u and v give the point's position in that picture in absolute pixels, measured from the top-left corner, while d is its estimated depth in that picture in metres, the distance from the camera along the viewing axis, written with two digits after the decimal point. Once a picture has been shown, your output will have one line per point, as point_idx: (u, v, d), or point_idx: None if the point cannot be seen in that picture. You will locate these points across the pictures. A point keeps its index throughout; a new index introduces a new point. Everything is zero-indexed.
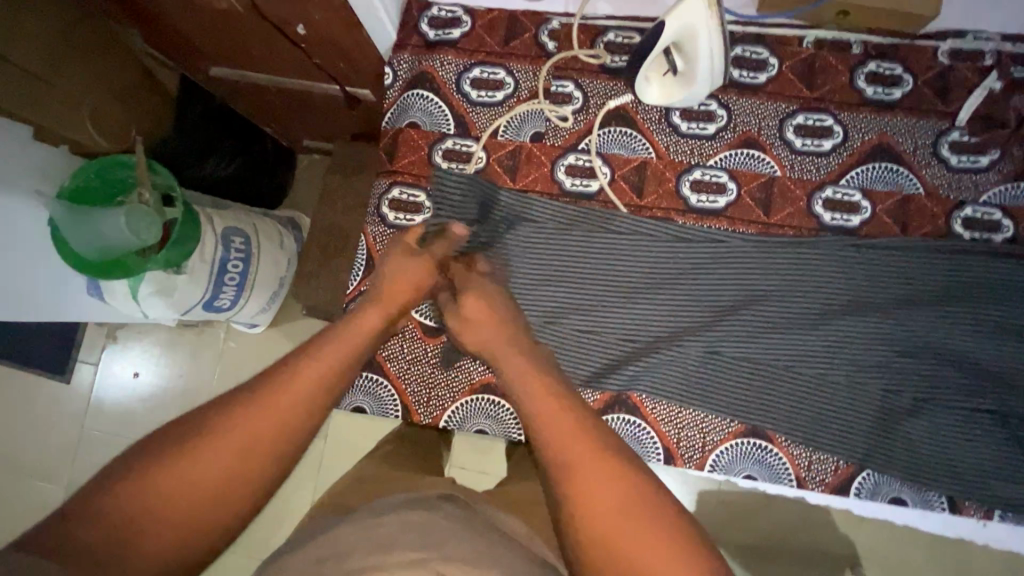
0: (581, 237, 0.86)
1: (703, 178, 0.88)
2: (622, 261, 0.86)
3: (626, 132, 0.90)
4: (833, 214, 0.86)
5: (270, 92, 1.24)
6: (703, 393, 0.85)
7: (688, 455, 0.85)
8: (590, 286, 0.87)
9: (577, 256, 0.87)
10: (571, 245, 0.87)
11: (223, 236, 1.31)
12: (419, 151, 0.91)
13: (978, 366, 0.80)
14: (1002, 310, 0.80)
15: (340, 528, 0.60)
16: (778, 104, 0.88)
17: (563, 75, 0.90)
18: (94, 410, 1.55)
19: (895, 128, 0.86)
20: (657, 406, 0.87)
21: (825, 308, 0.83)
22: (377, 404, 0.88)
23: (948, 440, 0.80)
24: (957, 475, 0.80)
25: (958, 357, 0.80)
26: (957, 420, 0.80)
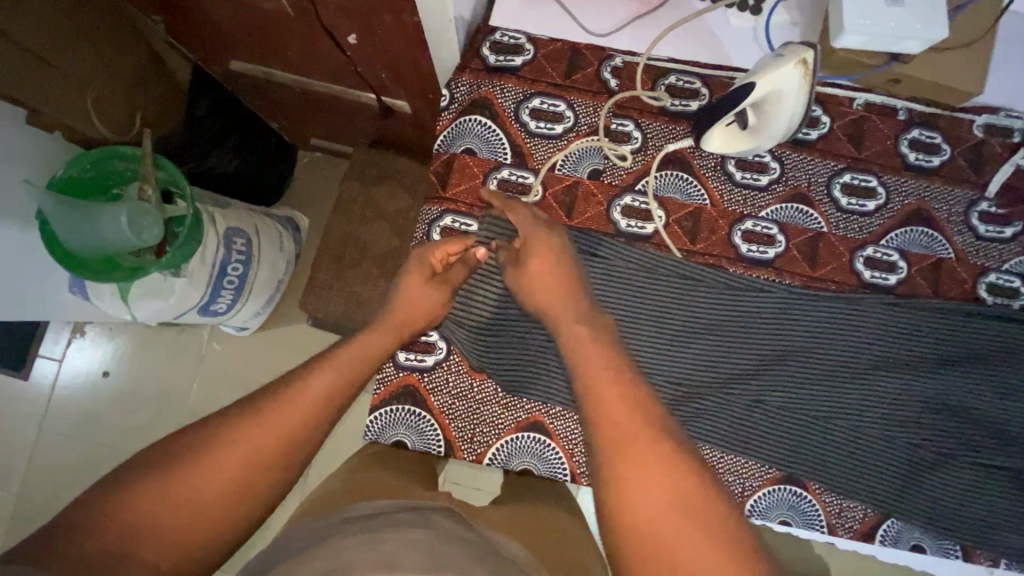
0: (639, 281, 0.86)
1: (754, 229, 0.89)
2: (676, 307, 0.87)
3: (682, 176, 0.90)
4: (872, 271, 0.90)
5: (296, 93, 1.18)
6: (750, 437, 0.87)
7: None
8: (643, 330, 0.87)
9: (633, 300, 0.86)
10: (628, 287, 0.86)
11: (226, 237, 1.22)
12: (474, 180, 0.89)
13: (995, 425, 0.86)
14: (1018, 375, 0.86)
15: None
16: (827, 162, 0.91)
17: (624, 114, 0.90)
18: (56, 411, 1.42)
19: (932, 195, 0.91)
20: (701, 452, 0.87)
21: (864, 363, 0.87)
22: (419, 437, 0.86)
23: (966, 492, 0.85)
24: (972, 526, 0.85)
25: (976, 416, 0.86)
26: (975, 475, 0.86)
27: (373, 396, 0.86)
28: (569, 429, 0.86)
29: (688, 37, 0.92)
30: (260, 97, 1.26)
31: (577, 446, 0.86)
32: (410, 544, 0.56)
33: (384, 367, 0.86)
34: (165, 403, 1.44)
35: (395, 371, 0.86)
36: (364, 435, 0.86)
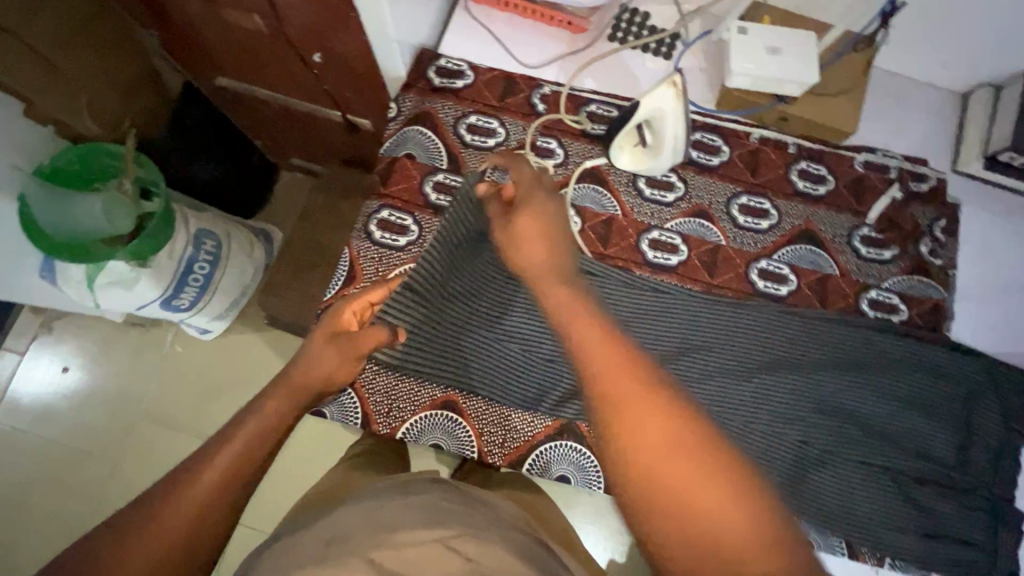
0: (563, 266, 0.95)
1: (660, 238, 1.00)
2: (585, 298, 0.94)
3: (597, 189, 1.01)
4: (765, 282, 0.99)
5: (275, 110, 1.32)
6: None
7: None
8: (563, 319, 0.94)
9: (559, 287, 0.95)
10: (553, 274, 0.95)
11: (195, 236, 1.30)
12: (411, 181, 1.00)
13: (876, 429, 0.92)
14: (894, 381, 0.94)
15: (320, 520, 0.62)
16: (726, 185, 1.03)
17: (548, 134, 1.03)
18: (10, 403, 1.44)
19: (818, 218, 1.02)
20: None
21: (754, 364, 0.95)
22: (338, 409, 0.92)
23: (851, 489, 0.91)
24: (857, 524, 0.90)
25: (860, 418, 0.93)
26: (858, 473, 0.91)
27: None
28: (480, 409, 0.93)
29: (606, 75, 1.07)
30: (244, 113, 1.40)
31: (487, 425, 0.92)
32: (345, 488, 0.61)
33: None
34: (119, 399, 1.47)
35: None
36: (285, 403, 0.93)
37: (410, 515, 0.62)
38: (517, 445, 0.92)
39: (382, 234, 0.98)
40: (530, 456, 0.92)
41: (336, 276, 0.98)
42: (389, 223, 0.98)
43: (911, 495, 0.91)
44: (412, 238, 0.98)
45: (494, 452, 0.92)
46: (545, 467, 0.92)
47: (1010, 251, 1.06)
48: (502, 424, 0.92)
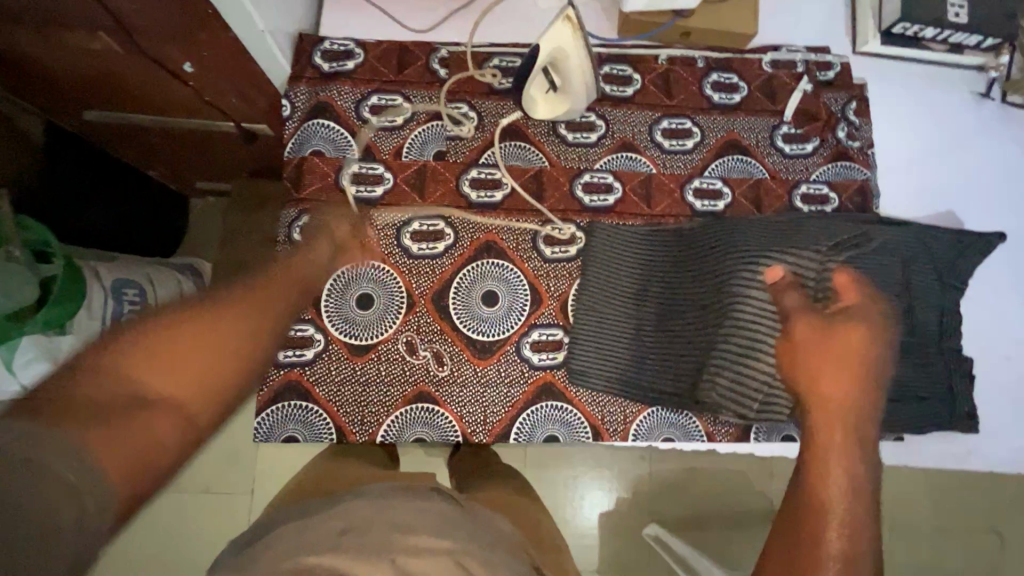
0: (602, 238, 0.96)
1: (592, 180, 0.98)
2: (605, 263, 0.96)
3: (519, 145, 0.98)
4: (702, 201, 1.00)
5: (161, 135, 1.20)
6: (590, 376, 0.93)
7: (612, 430, 0.92)
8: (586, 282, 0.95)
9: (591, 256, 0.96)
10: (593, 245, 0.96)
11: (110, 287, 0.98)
12: (325, 178, 0.94)
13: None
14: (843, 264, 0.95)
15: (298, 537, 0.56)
16: (646, 113, 1.01)
17: (457, 98, 0.98)
18: None
19: (740, 127, 1.02)
20: (583, 390, 0.93)
21: None
22: (310, 430, 0.88)
23: None
24: None
25: None
26: None
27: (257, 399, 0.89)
28: (454, 393, 0.91)
29: (500, 23, 1.02)
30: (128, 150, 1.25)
31: (465, 407, 0.91)
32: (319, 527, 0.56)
33: None
34: None
35: (275, 371, 0.89)
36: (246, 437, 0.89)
37: (427, 515, 0.60)
38: (499, 420, 0.91)
39: None
40: (512, 425, 0.91)
41: None
42: (313, 228, 0.92)
43: None
44: None
45: (477, 431, 0.91)
46: (531, 432, 0.91)
47: (916, 120, 1.10)
48: (480, 403, 0.91)
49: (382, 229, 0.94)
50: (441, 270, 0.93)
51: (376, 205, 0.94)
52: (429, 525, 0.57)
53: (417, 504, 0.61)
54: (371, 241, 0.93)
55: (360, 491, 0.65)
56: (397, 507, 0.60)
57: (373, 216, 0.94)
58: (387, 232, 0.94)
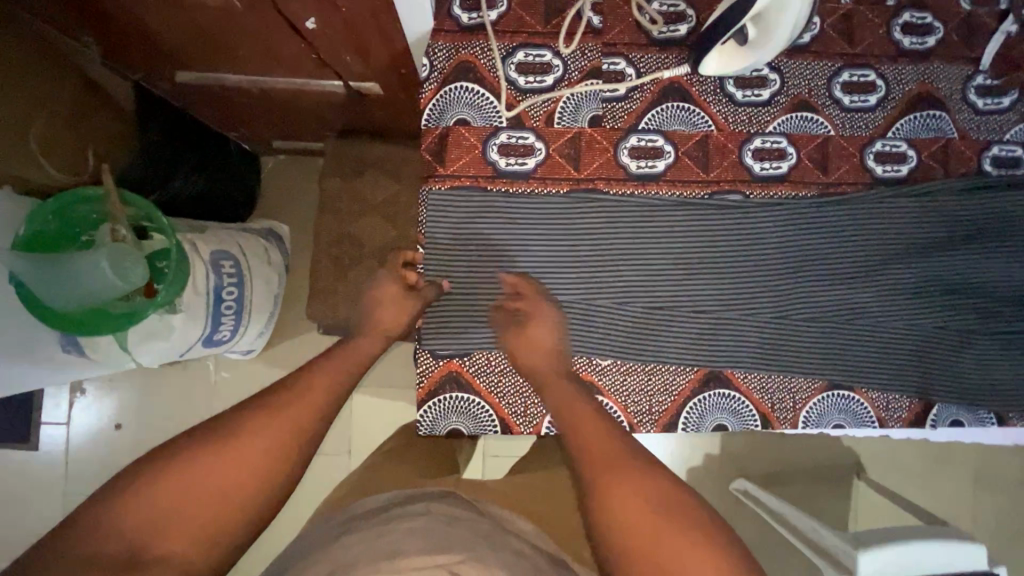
0: (652, 215, 0.87)
1: (765, 146, 0.88)
2: (660, 243, 0.87)
3: (685, 108, 0.87)
4: (884, 166, 0.89)
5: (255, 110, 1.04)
6: (682, 331, 0.87)
7: (781, 416, 0.89)
8: (661, 265, 0.87)
9: (656, 234, 0.87)
10: (644, 224, 0.87)
11: (214, 263, 0.96)
12: (472, 150, 0.86)
13: (1006, 298, 0.89)
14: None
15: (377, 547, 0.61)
16: (824, 63, 0.89)
17: (613, 52, 0.86)
18: (71, 473, 1.16)
19: (932, 77, 0.90)
20: (747, 376, 0.89)
21: (885, 257, 0.89)
22: (474, 422, 0.85)
23: (995, 360, 0.90)
24: (1003, 392, 0.90)
25: (1000, 290, 0.89)
26: (998, 344, 0.90)
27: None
28: (619, 382, 0.87)
29: None
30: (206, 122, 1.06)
31: (631, 396, 0.87)
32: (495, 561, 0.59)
33: (423, 360, 0.85)
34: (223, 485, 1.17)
35: (434, 362, 0.85)
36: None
37: (417, 541, 0.62)
38: (665, 411, 0.87)
39: (459, 221, 0.85)
40: (678, 415, 0.87)
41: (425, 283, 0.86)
42: (461, 206, 0.85)
43: None
44: (495, 217, 0.85)
45: (647, 421, 0.87)
46: (700, 423, 0.88)
47: None
48: (647, 393, 0.87)
49: (536, 204, 0.86)
50: (601, 248, 0.86)
51: (528, 179, 0.87)
52: (415, 547, 0.60)
53: (418, 519, 0.66)
54: (525, 218, 0.86)
55: (365, 503, 0.71)
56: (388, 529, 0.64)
57: (525, 192, 0.86)
58: (541, 208, 0.86)
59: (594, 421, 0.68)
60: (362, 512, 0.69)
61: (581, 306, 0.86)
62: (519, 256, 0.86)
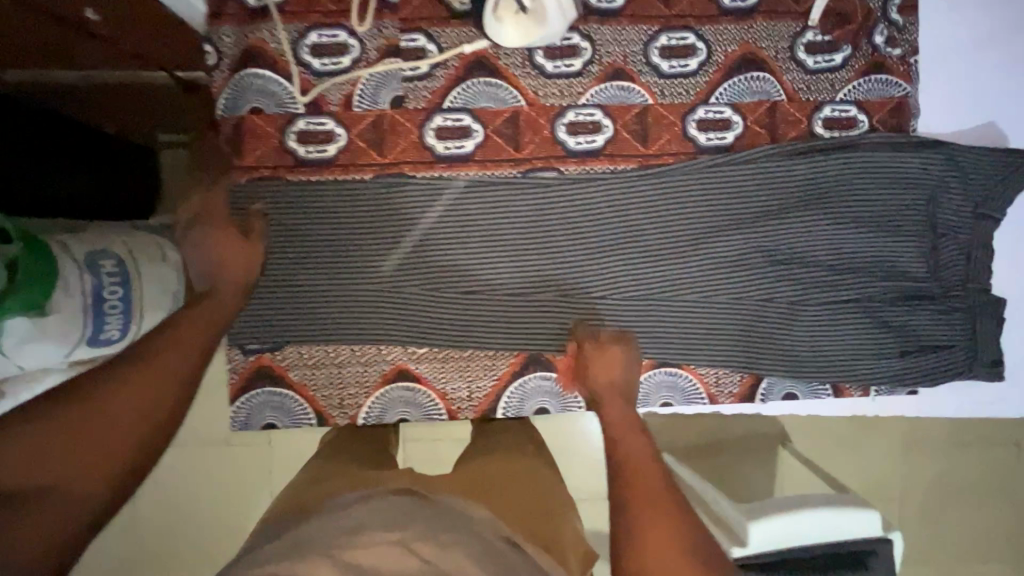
0: (477, 193, 0.84)
1: (577, 119, 0.86)
2: (484, 223, 0.84)
3: (489, 84, 0.86)
4: (706, 134, 0.87)
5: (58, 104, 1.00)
6: (490, 318, 0.86)
7: None
8: (482, 246, 0.85)
9: (479, 212, 0.84)
10: (471, 202, 0.84)
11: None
12: (269, 141, 0.86)
13: (840, 264, 0.86)
14: (855, 204, 0.85)
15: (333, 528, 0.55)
16: (640, 27, 0.86)
17: (410, 28, 0.85)
18: None
19: (756, 36, 0.87)
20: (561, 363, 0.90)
21: (707, 229, 0.85)
22: (288, 417, 0.90)
23: (826, 330, 0.87)
24: (837, 362, 0.88)
25: (830, 259, 0.85)
26: (830, 313, 0.87)
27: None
28: (436, 370, 0.90)
29: None
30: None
31: (447, 383, 0.90)
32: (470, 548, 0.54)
33: (235, 358, 0.88)
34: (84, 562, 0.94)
35: (246, 359, 0.88)
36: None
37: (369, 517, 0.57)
38: (483, 396, 0.90)
39: (254, 213, 0.83)
40: (489, 399, 0.90)
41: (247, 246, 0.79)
42: (258, 201, 0.84)
43: (888, 319, 0.87)
44: (298, 207, 0.84)
45: (462, 406, 0.90)
46: (519, 404, 0.91)
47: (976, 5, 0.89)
48: (464, 378, 0.90)
49: (342, 191, 0.84)
50: (415, 232, 0.84)
51: (332, 167, 0.86)
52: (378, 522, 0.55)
53: (377, 505, 0.60)
54: (332, 207, 0.84)
55: (330, 504, 0.63)
56: (342, 516, 0.58)
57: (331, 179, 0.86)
58: (349, 193, 0.84)
59: (636, 440, 0.63)
60: (297, 521, 0.61)
61: (384, 297, 0.85)
62: (319, 249, 0.84)
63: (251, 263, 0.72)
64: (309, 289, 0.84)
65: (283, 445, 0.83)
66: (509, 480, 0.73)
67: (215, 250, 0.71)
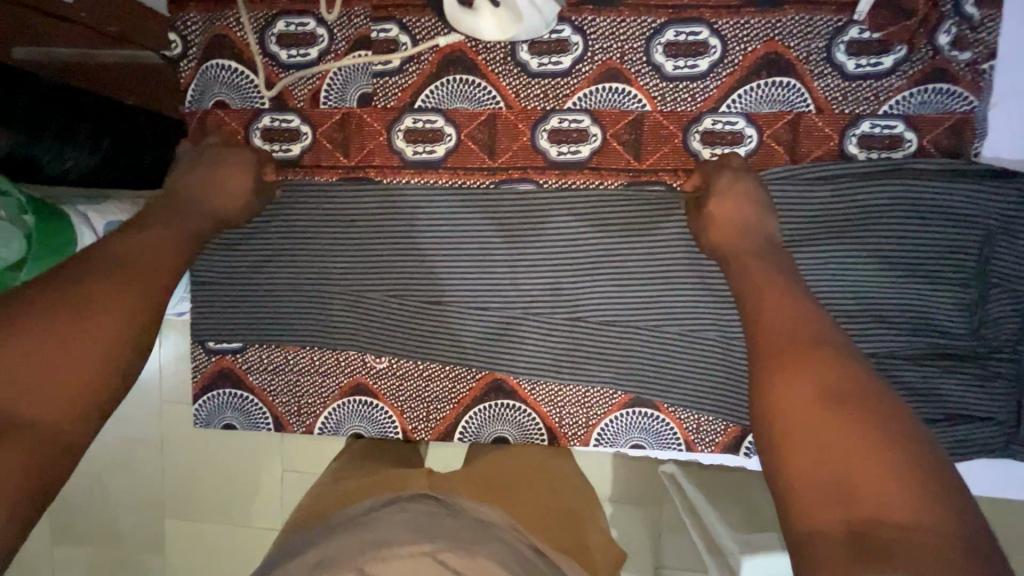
0: (589, 206, 0.75)
1: (715, 128, 0.73)
2: (596, 240, 0.75)
3: (615, 89, 0.74)
4: (869, 152, 0.73)
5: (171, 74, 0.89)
6: (598, 352, 0.77)
7: (702, 447, 0.80)
8: (593, 267, 0.76)
9: (593, 227, 0.75)
10: (582, 216, 0.75)
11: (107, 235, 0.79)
12: (376, 138, 0.77)
13: (1006, 334, 0.72)
14: None
15: (367, 538, 0.54)
16: (827, 17, 0.71)
17: (559, 17, 0.73)
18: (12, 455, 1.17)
19: (956, 37, 0.70)
20: (667, 409, 0.79)
21: (856, 268, 0.72)
22: (375, 427, 0.83)
23: (990, 401, 0.72)
24: (1002, 441, 0.73)
25: (1004, 318, 0.71)
26: (999, 382, 0.72)
27: (193, 385, 0.84)
28: (539, 392, 0.81)
29: None
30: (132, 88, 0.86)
31: (548, 407, 0.81)
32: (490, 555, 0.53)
33: (324, 361, 0.82)
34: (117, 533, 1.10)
35: (340, 370, 0.82)
36: (196, 421, 0.85)
37: (402, 529, 0.54)
38: (587, 429, 0.81)
39: (353, 213, 0.77)
40: (593, 434, 0.81)
41: (377, 192, 0.77)
42: (375, 197, 0.77)
43: None
44: (397, 209, 0.77)
45: (569, 434, 0.81)
46: (614, 439, 0.81)
47: None
48: (573, 403, 0.81)
49: (445, 195, 0.76)
50: (522, 241, 0.76)
51: (439, 169, 0.77)
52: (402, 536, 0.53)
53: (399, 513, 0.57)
54: (432, 212, 0.77)
55: (350, 511, 0.61)
56: (378, 522, 0.56)
57: (434, 183, 0.77)
58: (455, 196, 0.76)
59: (804, 331, 0.52)
60: (343, 520, 0.60)
61: (488, 316, 0.78)
62: (423, 256, 0.77)
63: (247, 200, 0.73)
64: (410, 297, 0.78)
65: (372, 449, 0.80)
66: (550, 488, 0.71)
67: (206, 175, 0.70)
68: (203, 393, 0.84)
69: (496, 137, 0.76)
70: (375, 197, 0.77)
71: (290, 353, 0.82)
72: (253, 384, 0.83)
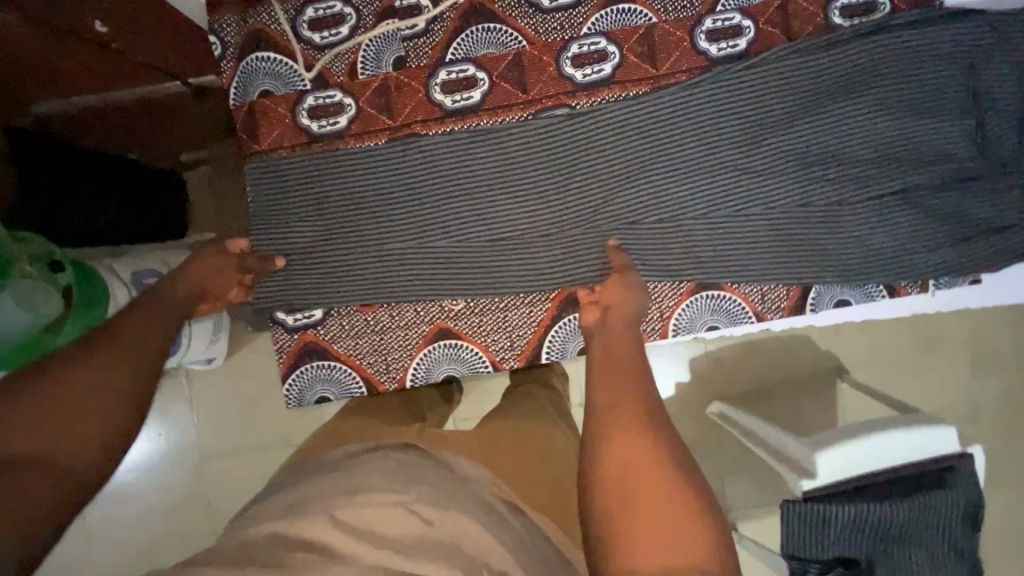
0: (623, 117, 0.81)
1: (716, 26, 0.83)
2: (636, 145, 0.82)
3: (622, 9, 0.83)
4: (852, 20, 0.83)
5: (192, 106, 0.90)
6: (659, 247, 0.83)
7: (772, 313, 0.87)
8: (638, 170, 0.82)
9: (631, 135, 0.82)
10: (619, 127, 0.82)
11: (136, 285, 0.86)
12: (416, 96, 0.83)
13: (1009, 149, 0.81)
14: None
15: (336, 484, 0.57)
16: None
17: None
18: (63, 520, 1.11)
19: None
20: (731, 287, 0.86)
21: (869, 120, 0.81)
22: (464, 366, 0.87)
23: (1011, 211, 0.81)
24: None
25: (1005, 134, 0.81)
26: (1014, 192, 0.81)
27: (280, 366, 0.86)
28: None
29: None
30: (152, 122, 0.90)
31: None
32: (459, 503, 0.57)
33: (405, 316, 0.85)
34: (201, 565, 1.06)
35: (421, 320, 0.85)
36: (289, 402, 0.87)
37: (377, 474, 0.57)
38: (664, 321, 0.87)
39: (407, 175, 0.82)
40: (671, 323, 0.86)
41: (426, 146, 0.82)
42: (425, 153, 0.82)
43: None
44: (448, 157, 0.82)
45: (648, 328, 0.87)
46: (690, 325, 0.87)
47: None
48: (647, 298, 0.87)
49: (489, 136, 0.82)
50: (569, 162, 0.82)
51: (478, 113, 0.84)
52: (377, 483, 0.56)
53: (375, 460, 0.60)
54: (481, 154, 0.82)
55: (329, 458, 0.65)
56: (357, 466, 0.59)
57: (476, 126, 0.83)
58: (499, 134, 0.82)
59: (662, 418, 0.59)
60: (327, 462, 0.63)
61: (552, 238, 0.83)
62: (499, 189, 0.82)
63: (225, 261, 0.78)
64: (476, 240, 0.83)
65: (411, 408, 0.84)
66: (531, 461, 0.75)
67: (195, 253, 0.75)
68: (291, 371, 0.86)
69: (525, 73, 0.83)
70: (425, 150, 0.82)
71: (369, 315, 0.85)
72: (339, 352, 0.86)
